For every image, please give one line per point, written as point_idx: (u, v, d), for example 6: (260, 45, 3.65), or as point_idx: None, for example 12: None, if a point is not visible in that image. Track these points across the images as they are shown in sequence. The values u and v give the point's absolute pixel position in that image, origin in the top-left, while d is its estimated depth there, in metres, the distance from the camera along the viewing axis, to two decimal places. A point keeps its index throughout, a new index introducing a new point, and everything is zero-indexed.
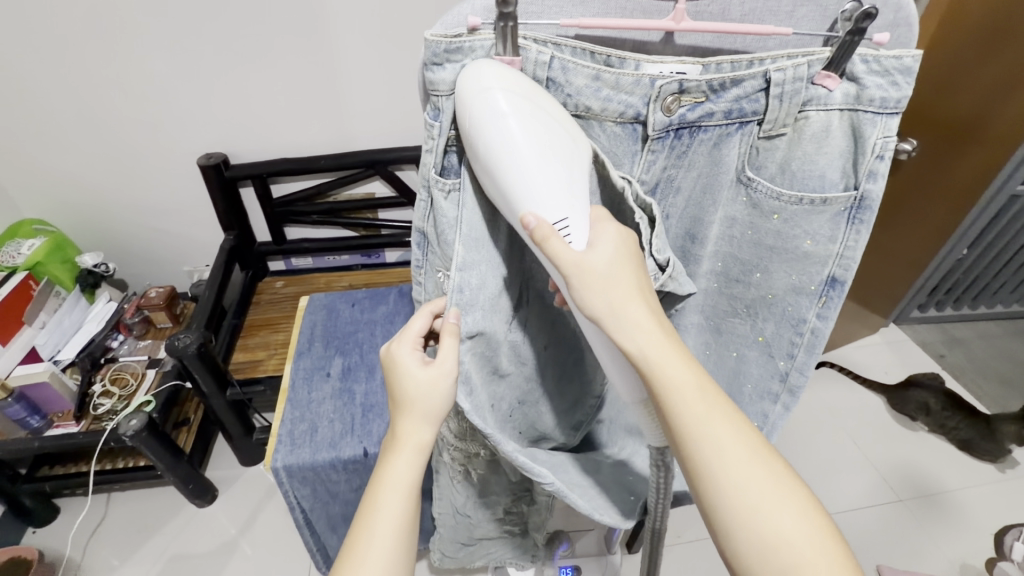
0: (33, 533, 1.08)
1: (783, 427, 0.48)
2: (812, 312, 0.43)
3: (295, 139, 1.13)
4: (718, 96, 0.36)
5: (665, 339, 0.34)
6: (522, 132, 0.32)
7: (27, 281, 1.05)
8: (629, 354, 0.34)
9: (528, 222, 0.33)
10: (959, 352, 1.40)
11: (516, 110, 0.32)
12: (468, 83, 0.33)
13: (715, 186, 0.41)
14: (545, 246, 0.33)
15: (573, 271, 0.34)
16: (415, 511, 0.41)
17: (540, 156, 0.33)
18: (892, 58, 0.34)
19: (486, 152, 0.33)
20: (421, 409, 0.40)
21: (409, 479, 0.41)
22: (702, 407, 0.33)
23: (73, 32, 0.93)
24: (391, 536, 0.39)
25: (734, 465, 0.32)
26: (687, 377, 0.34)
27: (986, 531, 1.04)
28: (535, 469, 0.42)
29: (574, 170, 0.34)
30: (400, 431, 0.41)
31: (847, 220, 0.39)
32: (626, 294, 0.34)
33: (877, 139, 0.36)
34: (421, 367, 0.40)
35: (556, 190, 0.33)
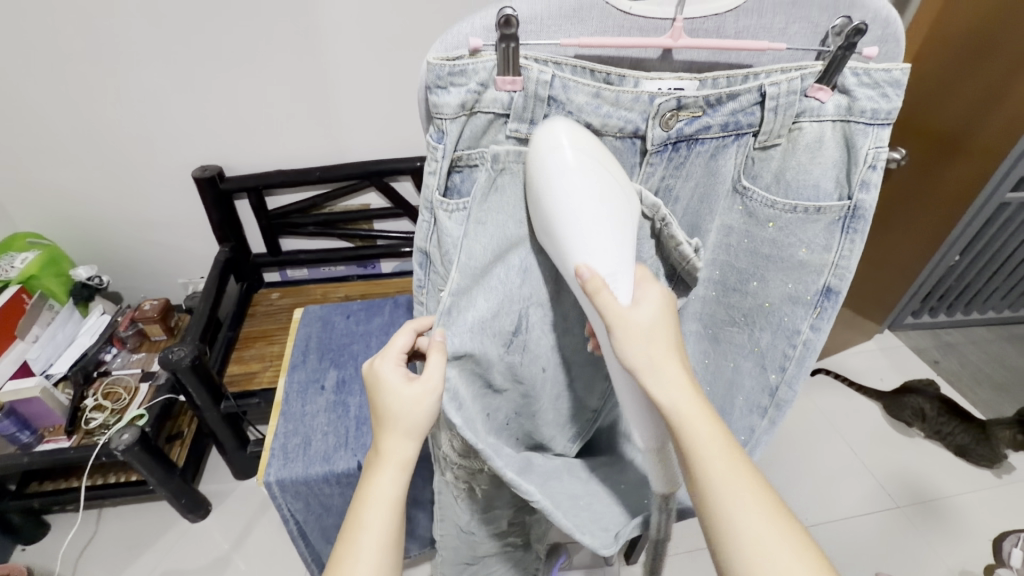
0: (23, 549, 1.06)
1: (767, 442, 0.48)
2: (807, 323, 0.44)
3: (290, 150, 1.13)
4: (715, 110, 0.36)
5: (694, 394, 0.36)
6: (591, 190, 0.34)
7: (19, 295, 1.03)
8: (661, 407, 0.35)
9: (582, 273, 0.35)
10: (953, 358, 1.41)
11: (586, 172, 0.34)
12: (542, 140, 0.35)
13: (712, 196, 0.41)
14: (595, 296, 0.35)
15: (617, 321, 0.35)
16: (398, 535, 0.40)
17: (600, 213, 0.35)
18: (882, 71, 0.35)
19: (550, 210, 0.35)
20: (405, 426, 0.39)
21: (391, 498, 0.40)
22: (725, 463, 0.34)
23: (68, 45, 0.93)
24: (374, 557, 0.38)
25: (747, 514, 0.33)
26: (712, 431, 0.35)
27: (984, 537, 1.04)
28: (524, 487, 0.43)
29: (628, 232, 0.36)
30: (382, 449, 0.40)
31: (841, 230, 0.40)
32: (662, 351, 0.36)
33: (869, 148, 0.37)
34: (404, 384, 0.40)
35: (610, 246, 0.35)
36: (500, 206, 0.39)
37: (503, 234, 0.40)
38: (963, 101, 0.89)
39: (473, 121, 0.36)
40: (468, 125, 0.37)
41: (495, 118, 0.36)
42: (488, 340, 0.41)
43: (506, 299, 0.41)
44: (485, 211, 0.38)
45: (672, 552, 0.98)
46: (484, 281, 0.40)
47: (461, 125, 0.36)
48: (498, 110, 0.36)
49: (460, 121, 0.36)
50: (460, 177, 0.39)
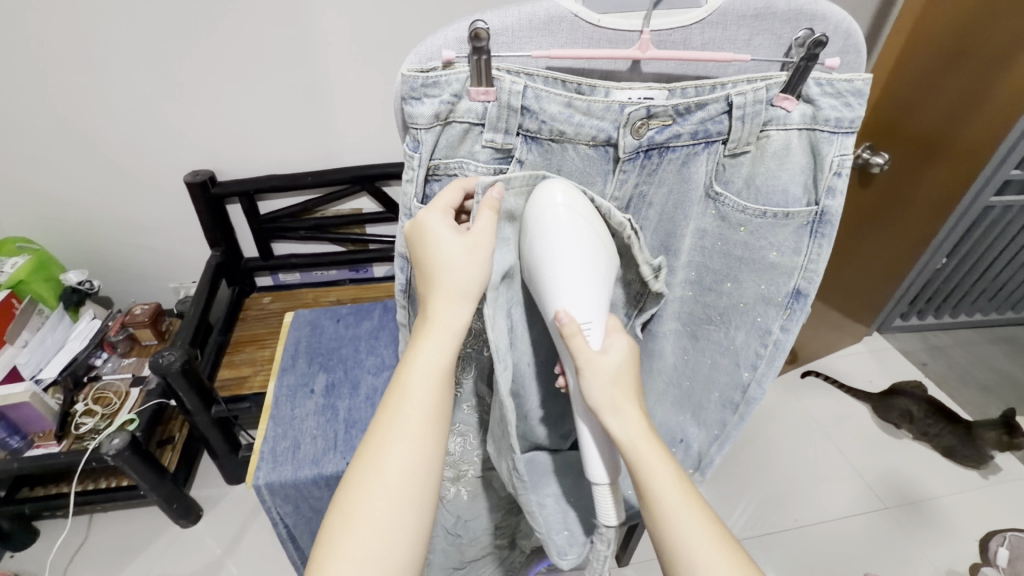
0: (11, 556, 1.05)
1: (737, 436, 0.50)
2: (777, 324, 0.45)
3: (282, 155, 1.14)
4: (685, 119, 0.37)
5: (649, 434, 0.39)
6: (575, 239, 0.36)
7: (10, 300, 1.02)
8: (620, 444, 0.38)
9: (560, 318, 0.37)
10: (941, 360, 1.43)
11: (576, 222, 0.36)
12: (540, 192, 0.37)
13: (686, 201, 0.42)
14: (570, 340, 0.37)
15: (589, 367, 0.37)
16: (448, 394, 0.39)
17: (581, 268, 0.36)
18: (844, 81, 0.36)
19: (538, 253, 0.37)
20: (456, 290, 0.38)
21: (438, 369, 0.38)
22: (678, 496, 0.37)
23: (59, 51, 0.94)
24: (420, 426, 0.37)
25: (694, 539, 0.36)
26: (668, 471, 0.38)
27: (971, 537, 1.06)
28: (536, 521, 0.46)
29: (607, 288, 0.38)
30: (430, 314, 0.38)
31: (810, 233, 0.41)
32: (624, 395, 0.39)
33: (835, 156, 0.38)
34: (453, 238, 0.37)
35: (589, 296, 0.37)
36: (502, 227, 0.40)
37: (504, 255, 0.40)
38: (941, 106, 0.91)
39: (448, 130, 0.37)
40: (443, 135, 0.37)
41: (470, 128, 0.37)
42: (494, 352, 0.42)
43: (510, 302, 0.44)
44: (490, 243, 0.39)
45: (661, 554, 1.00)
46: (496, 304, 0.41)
47: (436, 134, 0.37)
48: (472, 119, 0.37)
49: (434, 131, 0.37)
50: (436, 186, 0.40)
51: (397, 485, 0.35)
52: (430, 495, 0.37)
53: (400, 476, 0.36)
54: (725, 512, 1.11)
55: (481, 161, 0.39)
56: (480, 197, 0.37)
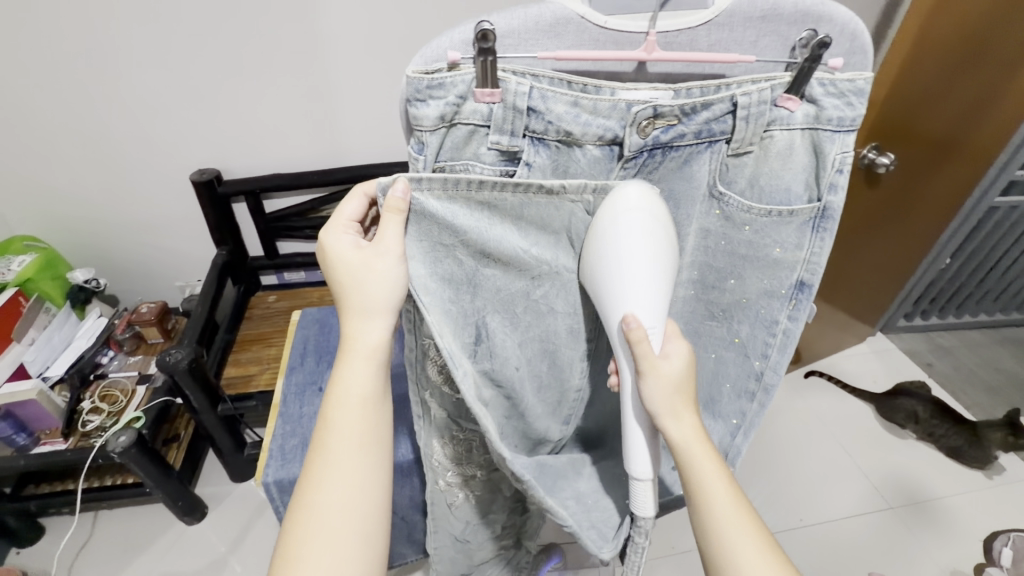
0: (18, 553, 1.06)
1: (761, 424, 0.50)
2: (783, 314, 0.45)
3: (287, 154, 1.14)
4: (690, 119, 0.37)
5: (704, 441, 0.42)
6: (640, 246, 0.38)
7: (17, 298, 1.04)
8: (677, 447, 0.41)
9: (630, 322, 0.39)
10: (946, 360, 1.42)
11: (648, 231, 0.38)
12: (615, 199, 0.38)
13: (689, 201, 0.41)
14: (637, 345, 0.39)
15: (654, 371, 0.39)
16: (375, 416, 0.44)
17: (645, 270, 0.38)
18: (847, 81, 0.37)
19: (606, 258, 0.39)
20: (366, 305, 0.42)
21: (362, 389, 0.43)
22: (725, 498, 0.41)
23: (67, 50, 0.95)
24: (354, 443, 0.43)
25: (737, 536, 0.40)
26: (718, 480, 0.41)
27: (975, 538, 1.05)
28: (559, 513, 0.46)
29: (667, 292, 0.40)
30: (347, 335, 0.44)
31: (812, 229, 0.41)
32: (682, 401, 0.41)
33: (836, 154, 0.39)
34: (355, 254, 0.42)
35: (653, 300, 0.39)
36: (422, 233, 0.40)
37: (439, 261, 0.41)
38: (950, 109, 0.92)
39: (453, 133, 0.38)
40: (449, 137, 0.38)
41: (476, 130, 0.37)
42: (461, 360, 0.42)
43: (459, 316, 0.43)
44: (412, 249, 0.40)
45: (666, 554, 1.00)
46: (444, 310, 0.42)
47: (441, 137, 0.37)
48: (478, 121, 0.37)
49: (439, 133, 0.37)
50: None
51: (345, 494, 0.42)
52: (380, 495, 0.44)
53: (341, 490, 0.42)
54: None
55: (487, 163, 0.39)
56: (384, 198, 0.37)
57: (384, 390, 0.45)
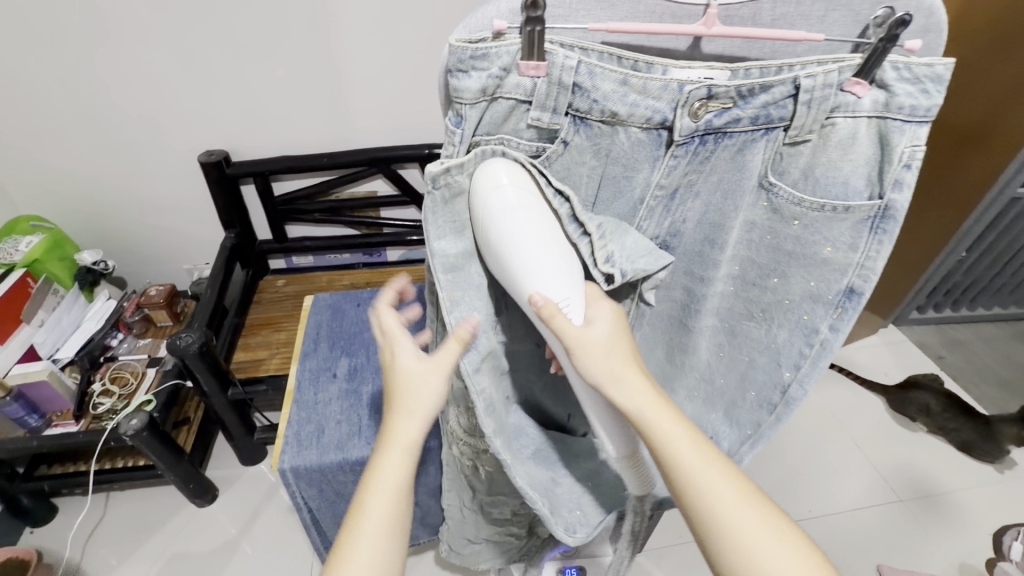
0: (31, 532, 1.07)
1: (770, 439, 0.48)
2: (826, 323, 0.43)
3: (296, 136, 1.11)
4: (746, 102, 0.35)
5: (655, 397, 0.37)
6: (529, 223, 0.36)
7: (25, 279, 1.04)
8: (628, 413, 0.37)
9: (536, 301, 0.35)
10: (958, 353, 1.41)
11: (533, 208, 0.36)
12: (486, 177, 0.36)
13: (736, 191, 0.40)
14: (552, 322, 0.35)
15: (576, 343, 0.36)
16: (407, 514, 0.39)
17: (541, 246, 0.36)
18: (924, 66, 0.34)
19: (498, 241, 0.36)
20: (416, 408, 0.39)
21: (398, 484, 0.39)
22: (695, 456, 0.36)
23: (71, 26, 0.92)
24: (377, 544, 0.37)
25: (716, 487, 0.35)
26: (681, 434, 0.36)
27: (986, 531, 1.05)
28: (529, 496, 0.45)
29: (573, 260, 0.38)
30: (391, 431, 0.39)
31: (870, 229, 0.39)
32: (622, 361, 0.37)
33: (906, 147, 0.36)
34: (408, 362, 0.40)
35: (560, 273, 0.37)
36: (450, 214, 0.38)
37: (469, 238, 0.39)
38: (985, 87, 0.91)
39: (493, 107, 0.36)
40: (488, 111, 0.36)
41: (517, 105, 0.36)
42: (484, 331, 0.42)
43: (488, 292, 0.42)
44: (442, 227, 0.38)
45: (674, 542, 1.00)
46: (472, 286, 0.41)
47: (481, 110, 0.36)
48: (520, 96, 0.35)
49: (479, 107, 0.35)
50: None
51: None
52: None
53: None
54: None
55: (524, 141, 0.38)
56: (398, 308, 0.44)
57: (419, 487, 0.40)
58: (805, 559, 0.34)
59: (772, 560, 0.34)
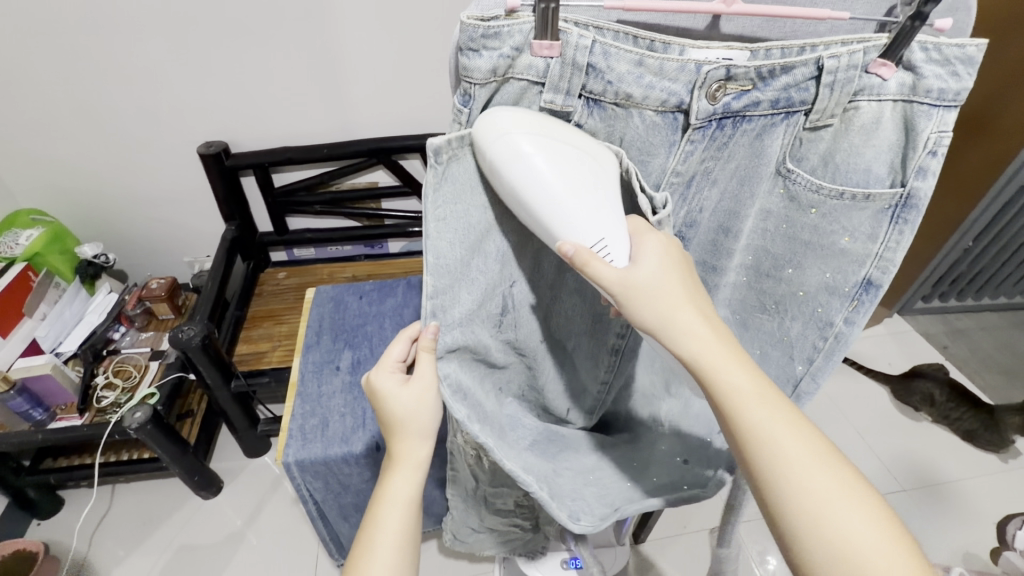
0: (38, 525, 1.07)
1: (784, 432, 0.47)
2: (841, 315, 0.42)
3: (296, 126, 1.10)
4: (767, 84, 0.35)
5: (718, 344, 0.35)
6: (546, 165, 0.34)
7: (26, 272, 1.03)
8: (686, 359, 0.35)
9: (567, 251, 0.34)
10: (961, 343, 1.40)
11: (548, 145, 0.34)
12: (488, 130, 0.34)
13: (754, 178, 0.39)
14: (586, 269, 0.34)
15: (618, 288, 0.35)
16: (416, 518, 0.45)
17: (563, 185, 0.34)
18: (954, 47, 0.33)
19: (518, 192, 0.34)
20: (415, 429, 0.44)
21: (408, 494, 0.44)
22: (761, 410, 0.34)
23: (65, 16, 0.90)
24: (392, 547, 0.43)
25: (783, 442, 0.33)
26: (745, 383, 0.34)
27: (989, 520, 1.05)
28: (521, 478, 0.41)
29: (602, 187, 0.35)
30: (398, 451, 0.45)
31: (891, 219, 0.38)
32: (679, 303, 0.36)
33: (931, 133, 0.35)
34: (407, 392, 0.43)
35: (589, 213, 0.34)
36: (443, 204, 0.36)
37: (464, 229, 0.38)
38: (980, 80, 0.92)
39: (505, 88, 0.35)
40: (499, 92, 0.35)
41: (529, 87, 0.35)
42: (462, 326, 0.40)
43: (488, 289, 0.41)
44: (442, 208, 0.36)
45: (679, 533, 1.00)
46: (464, 278, 0.39)
47: (491, 91, 0.35)
48: (533, 77, 0.34)
49: (489, 87, 0.34)
50: None
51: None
52: None
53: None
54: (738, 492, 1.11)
55: None
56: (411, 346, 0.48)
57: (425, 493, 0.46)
58: (879, 526, 0.31)
59: (848, 523, 0.31)
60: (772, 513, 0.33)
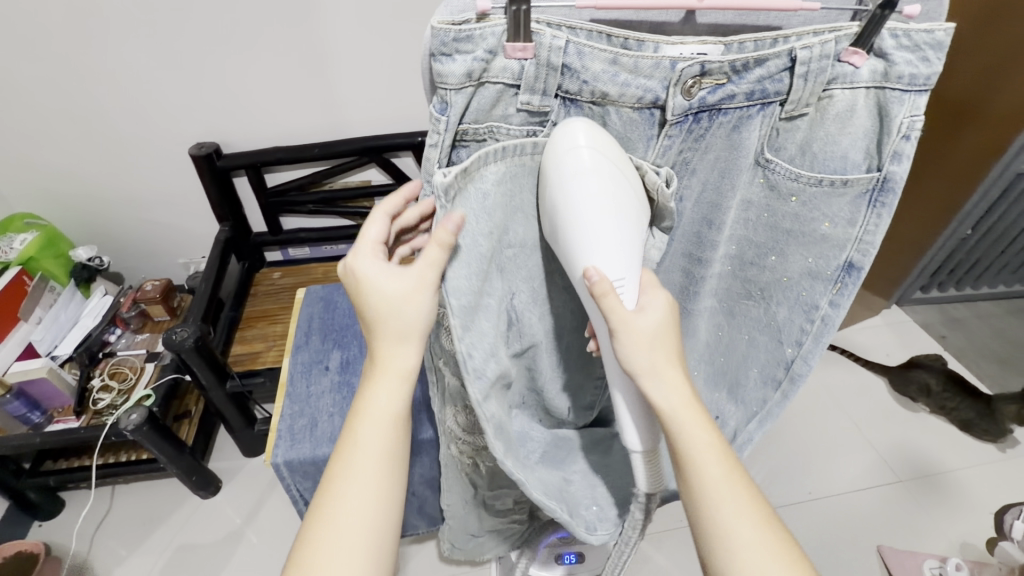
0: (40, 526, 1.08)
1: (778, 416, 0.48)
2: (825, 299, 0.43)
3: (285, 125, 1.09)
4: (741, 77, 0.34)
5: (691, 401, 0.38)
6: (597, 189, 0.34)
7: (20, 278, 1.03)
8: (659, 409, 0.38)
9: (591, 276, 0.36)
10: (959, 332, 1.39)
11: (608, 172, 0.35)
12: (558, 142, 0.35)
13: (734, 170, 0.39)
14: (603, 300, 0.36)
15: (621, 329, 0.37)
16: (402, 434, 0.41)
17: (602, 216, 0.35)
18: (924, 32, 0.32)
19: (559, 205, 0.35)
20: (401, 333, 0.40)
21: (392, 405, 0.40)
22: (717, 466, 0.37)
23: (51, 19, 0.90)
24: (374, 467, 0.39)
25: (727, 498, 0.37)
26: (708, 440, 0.38)
27: (987, 510, 1.05)
28: (549, 505, 0.44)
29: (634, 234, 0.37)
30: (380, 356, 0.41)
31: (868, 203, 0.39)
32: (664, 357, 0.38)
33: (905, 118, 0.35)
34: (388, 278, 0.40)
35: (620, 250, 0.36)
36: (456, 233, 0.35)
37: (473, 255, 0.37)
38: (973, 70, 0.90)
39: (481, 92, 0.34)
40: (476, 96, 0.34)
41: (505, 90, 0.34)
42: (495, 354, 0.39)
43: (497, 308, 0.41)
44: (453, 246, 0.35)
45: (676, 526, 1.00)
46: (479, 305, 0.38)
47: (467, 96, 0.34)
48: (508, 79, 0.34)
49: (466, 92, 0.34)
50: (464, 152, 0.37)
51: (362, 508, 0.39)
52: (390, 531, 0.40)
53: (363, 508, 0.39)
54: None
55: (514, 125, 0.36)
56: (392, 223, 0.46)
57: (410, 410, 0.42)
58: None
59: None
60: (706, 555, 0.38)
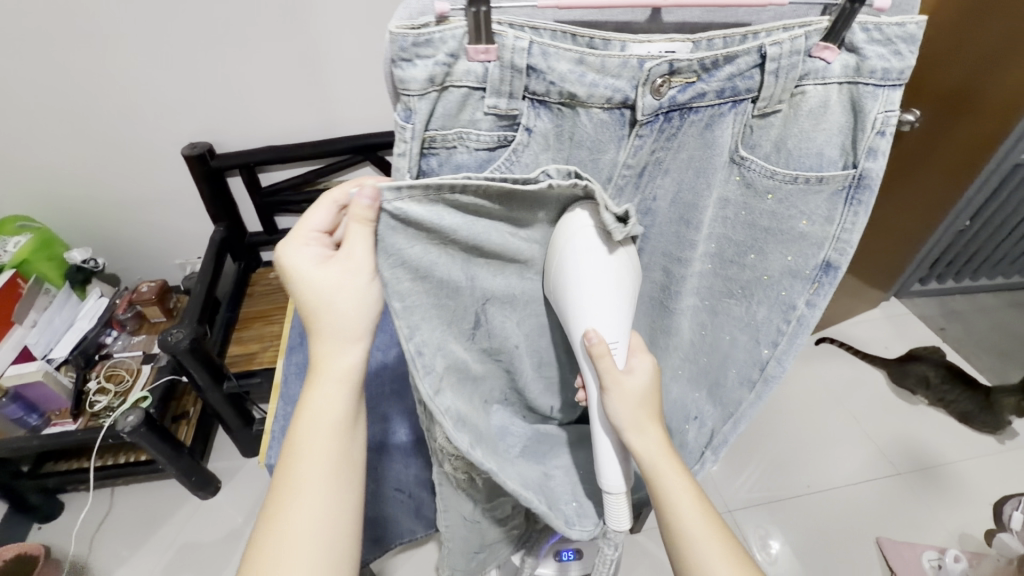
0: (40, 528, 1.08)
1: (753, 417, 0.47)
2: (802, 299, 0.43)
3: (278, 125, 1.09)
4: (711, 75, 0.34)
5: (667, 451, 0.42)
6: (605, 264, 0.38)
7: (15, 279, 1.04)
8: (638, 456, 0.42)
9: (591, 337, 0.38)
10: (959, 324, 1.39)
11: (614, 253, 0.38)
12: (576, 223, 0.38)
13: (709, 168, 0.39)
14: (598, 360, 0.39)
15: (610, 387, 0.40)
16: (349, 435, 0.42)
17: (609, 287, 0.38)
18: (894, 25, 0.34)
19: (563, 274, 0.38)
20: (338, 330, 0.39)
21: (333, 410, 0.40)
22: (693, 511, 0.41)
23: (39, 21, 0.89)
24: (324, 470, 0.40)
25: (703, 540, 0.40)
26: (683, 486, 0.42)
27: (986, 501, 1.05)
28: (526, 496, 0.44)
29: (629, 306, 0.40)
30: (317, 356, 0.41)
31: (845, 201, 0.39)
32: (647, 413, 0.41)
33: (879, 113, 0.35)
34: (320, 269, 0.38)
35: (618, 318, 0.39)
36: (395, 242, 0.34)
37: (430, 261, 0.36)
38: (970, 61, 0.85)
39: (445, 97, 0.34)
40: (440, 101, 0.34)
41: (470, 93, 0.34)
42: (444, 349, 0.39)
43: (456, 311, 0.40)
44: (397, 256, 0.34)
45: None
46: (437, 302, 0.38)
47: (431, 101, 0.33)
48: (472, 82, 0.33)
49: (429, 98, 0.33)
50: (433, 160, 0.37)
51: (315, 511, 0.39)
52: (347, 532, 0.40)
53: (315, 513, 0.39)
54: (734, 480, 1.11)
55: (483, 130, 0.36)
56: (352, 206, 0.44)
57: (356, 411, 0.42)
58: None
59: None
60: None
